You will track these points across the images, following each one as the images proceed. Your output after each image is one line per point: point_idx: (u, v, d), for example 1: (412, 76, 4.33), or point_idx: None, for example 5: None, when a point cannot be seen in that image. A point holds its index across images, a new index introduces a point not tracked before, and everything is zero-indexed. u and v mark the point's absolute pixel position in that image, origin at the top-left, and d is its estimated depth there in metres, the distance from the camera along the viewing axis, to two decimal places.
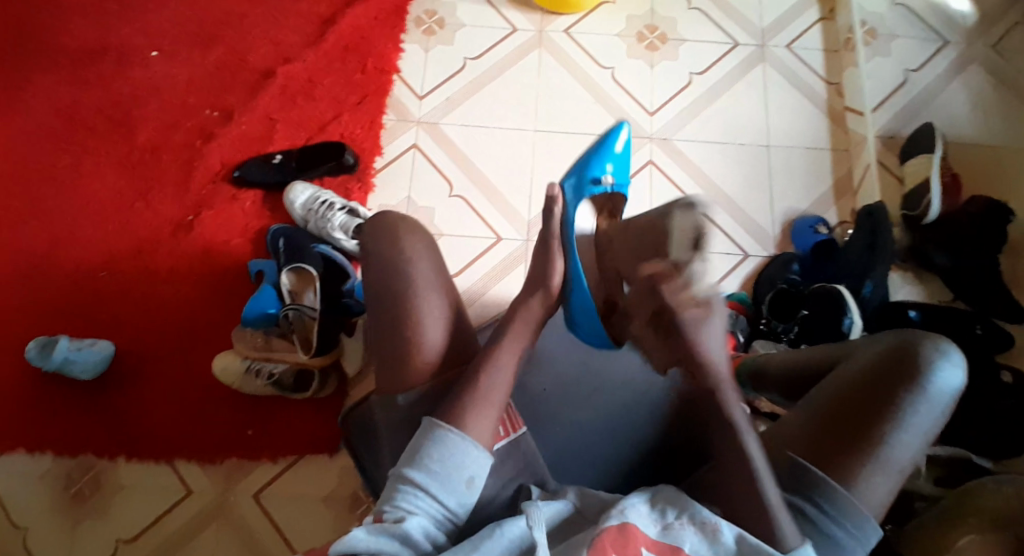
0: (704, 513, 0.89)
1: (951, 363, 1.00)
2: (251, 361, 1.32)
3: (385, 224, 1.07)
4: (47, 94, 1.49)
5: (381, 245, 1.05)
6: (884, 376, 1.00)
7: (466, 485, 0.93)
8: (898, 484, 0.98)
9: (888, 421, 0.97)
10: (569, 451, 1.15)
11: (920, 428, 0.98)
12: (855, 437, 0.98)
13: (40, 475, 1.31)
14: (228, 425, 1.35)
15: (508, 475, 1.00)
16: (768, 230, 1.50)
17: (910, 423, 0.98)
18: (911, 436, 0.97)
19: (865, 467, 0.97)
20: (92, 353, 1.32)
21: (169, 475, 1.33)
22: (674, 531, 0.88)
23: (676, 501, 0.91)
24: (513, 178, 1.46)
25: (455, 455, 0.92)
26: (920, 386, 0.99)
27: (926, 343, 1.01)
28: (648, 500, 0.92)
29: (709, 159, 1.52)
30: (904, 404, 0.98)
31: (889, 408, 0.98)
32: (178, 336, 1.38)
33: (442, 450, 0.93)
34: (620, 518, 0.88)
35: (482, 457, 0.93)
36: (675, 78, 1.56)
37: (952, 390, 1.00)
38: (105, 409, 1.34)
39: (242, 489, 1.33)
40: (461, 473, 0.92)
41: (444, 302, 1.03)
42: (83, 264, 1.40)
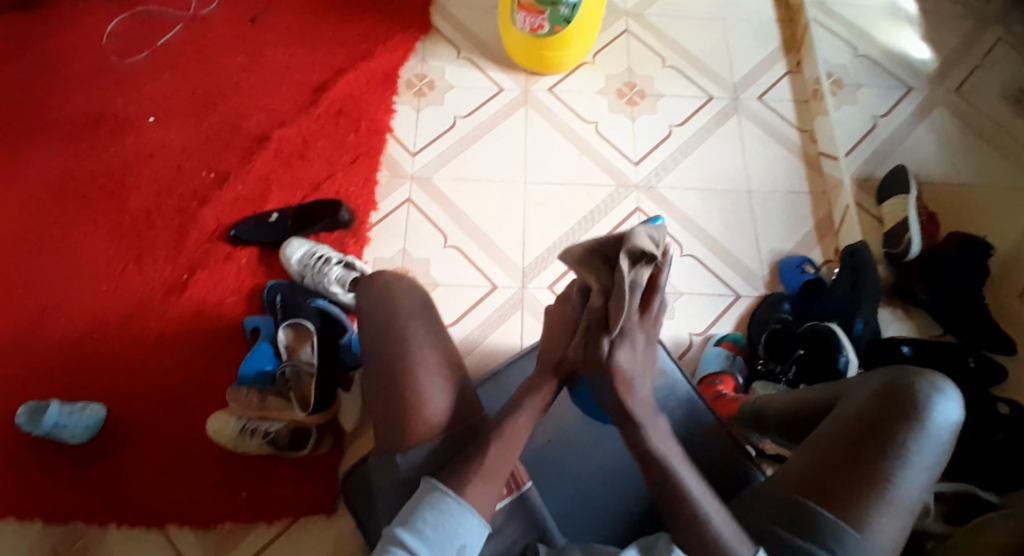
0: None
1: (947, 399, 1.02)
2: (246, 421, 1.30)
3: (378, 288, 1.10)
4: (44, 163, 1.51)
5: (381, 308, 1.07)
6: (883, 415, 1.01)
7: (458, 554, 0.92)
8: (906, 524, 0.97)
9: (890, 459, 0.98)
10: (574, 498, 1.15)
11: (922, 465, 0.98)
12: (860, 476, 0.98)
13: (24, 547, 1.26)
14: (223, 486, 1.31)
15: (512, 533, 1.03)
16: (756, 270, 1.53)
17: (912, 462, 0.98)
18: (916, 474, 0.98)
19: (873, 506, 0.96)
20: (83, 417, 1.29)
21: (161, 542, 1.28)
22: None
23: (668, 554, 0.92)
24: (505, 229, 1.49)
25: (451, 521, 0.92)
26: (920, 422, 1.00)
27: (922, 380, 1.03)
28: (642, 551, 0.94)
29: (694, 206, 1.56)
30: (905, 442, 0.99)
31: (891, 445, 0.99)
32: (173, 397, 1.35)
33: (435, 514, 0.93)
34: None
35: (478, 526, 0.93)
36: (656, 130, 1.62)
37: (950, 426, 1.01)
38: (96, 474, 1.30)
39: (236, 554, 1.28)
40: (452, 544, 0.91)
41: (443, 361, 1.05)
42: (76, 328, 1.39)
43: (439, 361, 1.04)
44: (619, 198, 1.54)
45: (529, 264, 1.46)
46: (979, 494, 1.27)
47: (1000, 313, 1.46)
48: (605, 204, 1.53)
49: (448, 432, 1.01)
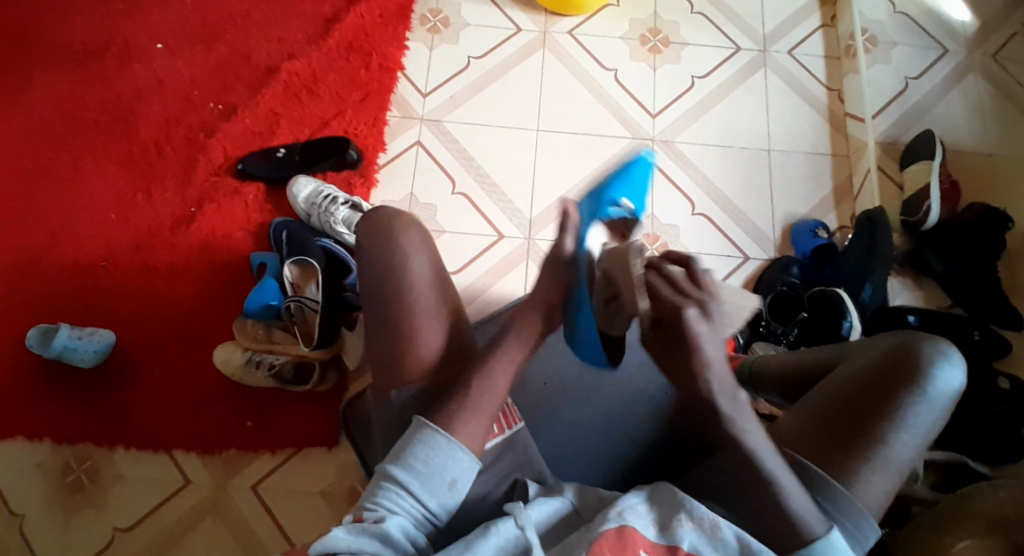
0: (701, 509, 0.91)
1: (952, 365, 1.01)
2: (252, 353, 1.33)
3: (376, 222, 1.07)
4: (54, 86, 1.51)
5: (380, 243, 1.06)
6: (885, 378, 1.01)
7: (450, 487, 0.94)
8: (895, 484, 0.99)
9: (888, 421, 0.99)
10: (568, 447, 1.16)
11: (918, 428, 0.99)
12: (856, 437, 0.99)
13: (37, 464, 1.31)
14: (227, 416, 1.35)
15: (504, 469, 1.03)
16: (768, 234, 1.51)
17: (909, 425, 0.99)
18: (910, 437, 0.99)
19: (864, 467, 0.98)
20: (92, 342, 1.33)
21: (166, 466, 1.33)
22: (673, 530, 0.90)
23: (675, 498, 0.93)
24: (515, 178, 1.48)
25: (440, 457, 0.93)
26: (921, 387, 0.99)
27: (928, 344, 1.02)
28: (647, 500, 0.93)
29: (710, 163, 1.53)
30: (904, 406, 0.99)
31: (890, 408, 0.99)
32: (177, 327, 1.38)
33: (426, 450, 0.94)
34: (619, 522, 0.90)
35: (468, 461, 0.94)
36: (676, 81, 1.57)
37: (952, 392, 1.01)
38: (104, 400, 1.34)
39: (240, 480, 1.33)
40: (443, 478, 0.93)
41: (439, 300, 1.05)
42: (85, 256, 1.41)
43: (436, 300, 1.04)
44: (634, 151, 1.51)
45: (537, 216, 1.45)
46: (970, 464, 1.28)
47: (1014, 287, 1.44)
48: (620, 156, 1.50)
49: (436, 376, 1.02)
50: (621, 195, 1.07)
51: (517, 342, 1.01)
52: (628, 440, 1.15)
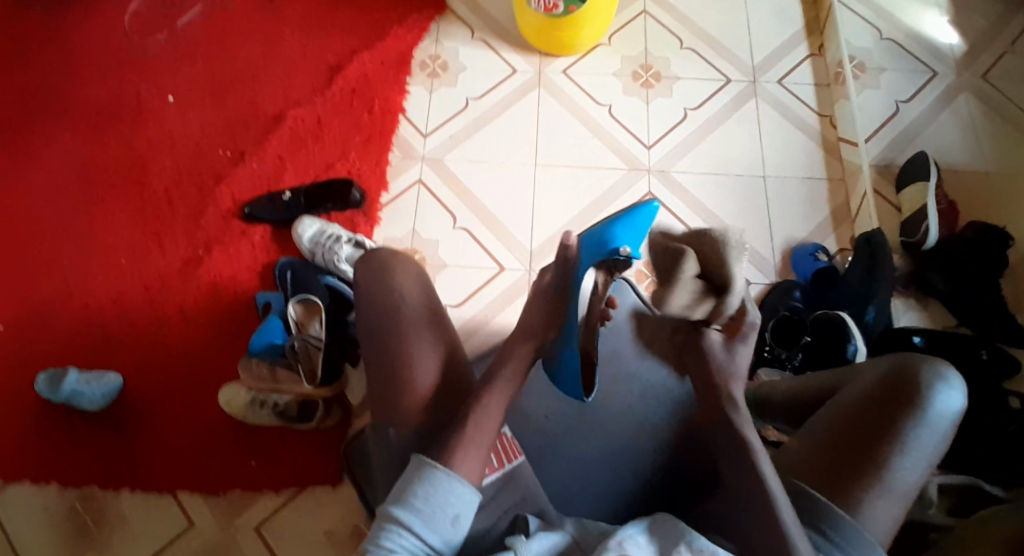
0: (700, 541, 0.90)
1: (950, 387, 1.01)
2: (256, 393, 1.34)
3: (374, 266, 1.12)
4: (69, 140, 1.56)
5: (377, 280, 1.11)
6: (884, 403, 1.01)
7: (453, 523, 0.93)
8: (901, 510, 0.98)
9: (889, 446, 0.98)
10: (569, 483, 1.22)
11: (921, 452, 0.98)
12: (859, 463, 0.98)
13: (43, 509, 1.31)
14: (234, 455, 1.35)
15: (504, 504, 1.04)
16: (768, 258, 1.52)
17: (911, 449, 0.98)
18: (913, 461, 0.98)
19: (869, 492, 0.97)
20: (100, 386, 1.34)
21: (172, 508, 1.32)
22: None
23: (674, 533, 0.92)
24: (515, 212, 1.50)
25: (442, 492, 0.93)
26: (920, 411, 1.00)
27: (925, 368, 1.02)
28: (646, 531, 0.92)
29: (706, 190, 1.55)
30: (906, 430, 0.99)
31: (890, 432, 0.99)
32: (185, 369, 1.40)
33: (427, 488, 0.94)
34: (619, 552, 0.89)
35: (470, 496, 0.94)
36: (671, 113, 1.61)
37: (952, 414, 1.01)
38: (112, 442, 1.35)
39: (244, 521, 1.32)
40: (444, 516, 0.93)
41: (435, 328, 1.07)
42: (94, 301, 1.43)
43: (431, 329, 1.07)
44: (630, 181, 1.54)
45: (537, 248, 1.47)
46: (986, 485, 1.26)
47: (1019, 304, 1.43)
48: (616, 187, 1.53)
49: (433, 409, 1.03)
50: (622, 242, 1.05)
51: (511, 370, 1.04)
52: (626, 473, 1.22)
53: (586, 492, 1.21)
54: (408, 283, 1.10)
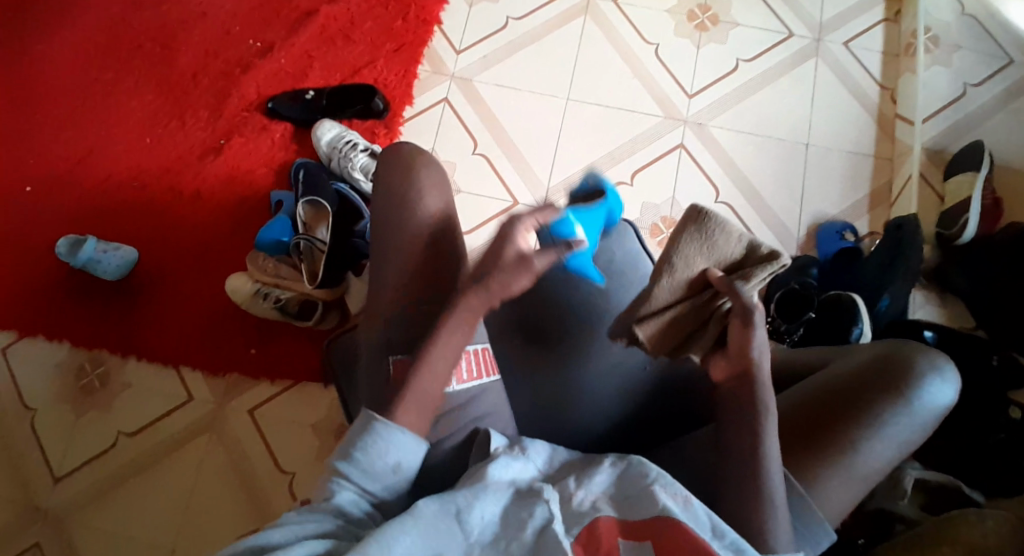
0: (675, 486, 0.87)
1: (944, 382, 0.97)
2: (260, 285, 1.39)
3: (399, 157, 1.05)
4: (105, 9, 1.56)
5: (393, 178, 1.04)
6: (870, 384, 0.97)
7: (394, 470, 0.88)
8: (858, 491, 0.96)
9: (863, 426, 0.95)
10: (547, 406, 1.07)
11: (894, 438, 0.96)
12: (827, 437, 0.96)
13: (54, 365, 1.41)
14: (233, 342, 1.42)
15: (468, 416, 0.98)
16: (792, 230, 1.46)
17: (884, 433, 0.96)
18: (883, 446, 0.95)
19: (829, 470, 0.94)
20: (115, 257, 1.40)
21: (173, 381, 1.41)
22: (647, 502, 0.86)
23: (647, 475, 0.89)
24: (538, 147, 1.48)
25: (380, 443, 0.88)
26: (904, 398, 0.96)
27: (922, 357, 0.99)
28: (618, 477, 0.89)
29: (739, 151, 1.50)
30: (884, 414, 0.96)
31: (867, 415, 0.96)
32: (194, 253, 1.45)
33: (368, 439, 0.88)
34: (593, 513, 0.85)
35: (414, 444, 0.89)
36: (720, 62, 1.53)
37: (938, 408, 0.97)
38: (119, 313, 1.43)
39: (237, 403, 1.40)
40: (388, 463, 0.88)
41: (448, 244, 1.02)
42: (117, 175, 1.48)
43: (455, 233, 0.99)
44: (663, 131, 1.50)
45: (555, 186, 1.46)
46: (965, 489, 1.22)
47: None
48: (648, 135, 1.50)
49: (433, 308, 0.99)
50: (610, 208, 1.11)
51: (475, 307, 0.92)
52: (604, 414, 1.07)
53: (562, 419, 1.06)
54: (429, 181, 1.03)
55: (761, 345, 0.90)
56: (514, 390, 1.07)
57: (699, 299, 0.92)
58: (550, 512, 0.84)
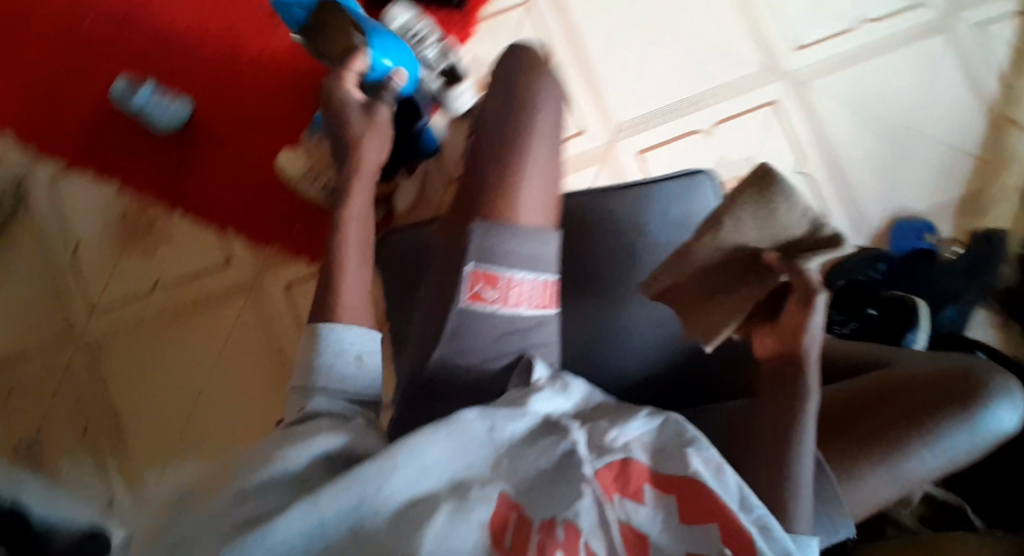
0: (710, 450, 0.85)
1: (1014, 407, 0.93)
2: (311, 167, 1.36)
3: (519, 64, 1.03)
4: None
5: (506, 112, 1.00)
6: (939, 392, 0.93)
7: (358, 363, 0.93)
8: (895, 493, 0.93)
9: (919, 431, 0.92)
10: (594, 341, 1.06)
11: (947, 450, 0.92)
12: (878, 433, 0.93)
13: (100, 204, 1.43)
14: (277, 218, 1.42)
15: (524, 341, 0.97)
16: (867, 220, 1.37)
17: (938, 444, 0.92)
18: (934, 456, 0.92)
19: (871, 466, 0.92)
20: (169, 108, 1.38)
21: (213, 242, 1.43)
22: (680, 460, 0.85)
23: (683, 434, 0.87)
24: (618, 76, 1.39)
25: (331, 345, 0.92)
26: (969, 414, 0.92)
27: (998, 379, 0.94)
28: (655, 431, 0.88)
29: (835, 123, 1.39)
30: (945, 425, 0.92)
31: (926, 421, 0.92)
32: (251, 120, 1.43)
33: (320, 349, 0.92)
34: (625, 453, 0.85)
35: (370, 335, 0.95)
36: (836, 18, 1.39)
37: (1000, 431, 0.93)
38: (168, 165, 1.42)
39: (274, 276, 1.42)
40: (353, 352, 0.93)
41: (552, 159, 1.00)
42: (184, 21, 1.43)
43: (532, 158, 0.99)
44: (758, 83, 1.39)
45: (628, 121, 1.38)
46: (970, 514, 1.21)
47: None
48: (740, 84, 1.39)
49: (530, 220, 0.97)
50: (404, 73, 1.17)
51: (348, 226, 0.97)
52: (647, 366, 1.06)
53: (606, 356, 1.06)
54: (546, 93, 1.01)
55: (815, 332, 0.88)
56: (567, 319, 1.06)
57: (742, 263, 0.91)
58: (574, 450, 0.85)
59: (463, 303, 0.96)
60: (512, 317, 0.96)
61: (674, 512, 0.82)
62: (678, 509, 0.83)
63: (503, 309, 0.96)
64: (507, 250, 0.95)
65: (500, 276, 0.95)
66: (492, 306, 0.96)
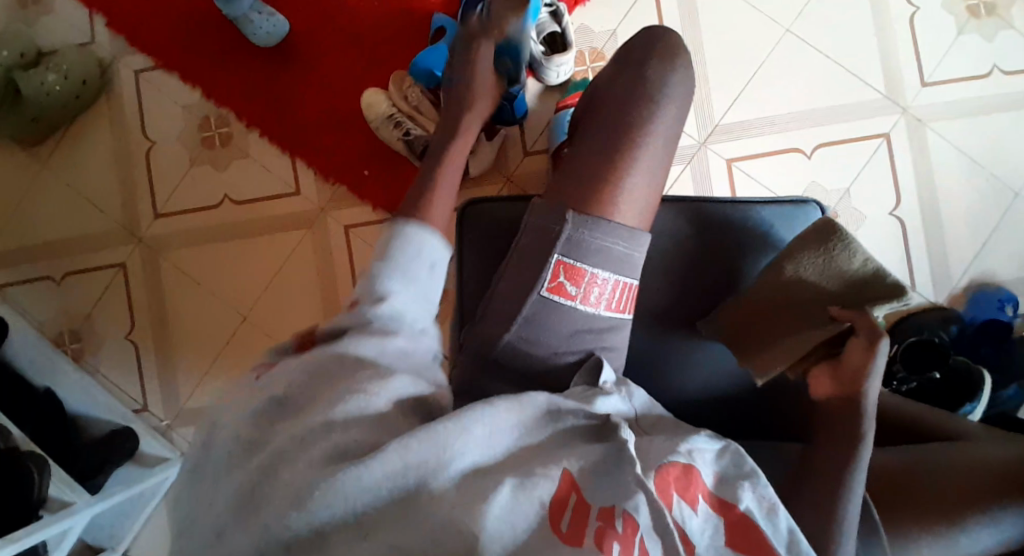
0: (766, 488, 0.81)
1: None
2: (395, 111, 1.35)
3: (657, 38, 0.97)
4: None
5: (627, 99, 0.94)
6: (1009, 476, 0.90)
7: (432, 269, 0.87)
8: None
9: (981, 510, 0.89)
10: (662, 351, 1.03)
11: (1008, 534, 0.88)
12: (936, 505, 0.90)
13: (183, 107, 1.43)
14: (350, 155, 1.41)
15: (594, 339, 0.92)
16: (951, 277, 1.30)
17: (999, 526, 0.88)
18: (993, 537, 0.89)
19: (923, 537, 0.89)
20: (267, 23, 1.35)
21: (285, 168, 1.42)
22: (732, 490, 0.81)
23: (743, 466, 0.83)
24: (726, 76, 1.33)
25: (411, 243, 0.86)
26: None
27: None
28: (718, 453, 0.84)
29: (944, 170, 1.31)
30: (1009, 508, 0.88)
31: (991, 502, 0.89)
32: (346, 50, 1.41)
33: (401, 243, 0.86)
34: (687, 459, 0.81)
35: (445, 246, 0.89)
36: (972, 61, 1.32)
37: None
38: (257, 78, 1.42)
39: (337, 215, 1.41)
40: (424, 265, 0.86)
41: (661, 162, 0.94)
42: None
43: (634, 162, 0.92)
44: (871, 112, 1.32)
45: (725, 125, 1.32)
46: None
47: None
48: (850, 110, 1.32)
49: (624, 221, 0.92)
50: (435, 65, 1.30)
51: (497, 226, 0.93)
52: (708, 386, 1.02)
53: (672, 371, 1.03)
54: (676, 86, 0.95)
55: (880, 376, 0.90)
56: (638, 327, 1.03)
57: (810, 300, 0.97)
58: (626, 446, 0.79)
59: (542, 293, 0.91)
60: (589, 316, 0.91)
61: (721, 534, 0.78)
62: (725, 531, 0.78)
63: (582, 306, 0.91)
64: (600, 246, 0.90)
65: (584, 272, 0.91)
66: (572, 301, 0.91)
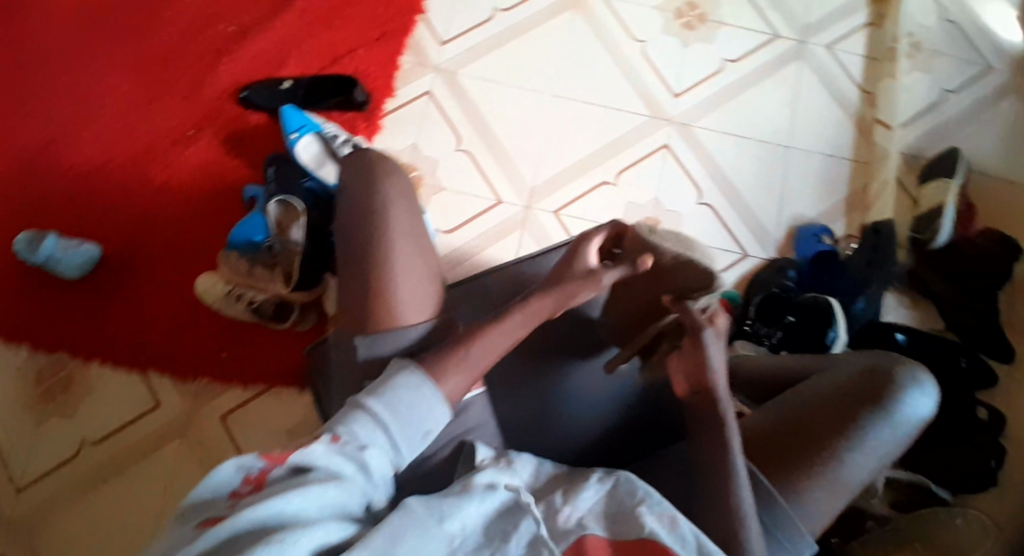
0: (662, 505, 0.83)
1: (924, 394, 0.98)
2: (233, 287, 1.33)
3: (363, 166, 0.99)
4: None
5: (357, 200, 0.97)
6: (854, 397, 0.97)
7: (422, 438, 0.82)
8: (841, 502, 0.95)
9: (845, 436, 0.95)
10: (532, 408, 1.00)
11: (875, 451, 0.95)
12: (811, 448, 0.95)
13: (14, 369, 1.34)
14: (204, 343, 1.37)
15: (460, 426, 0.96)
16: (772, 233, 1.47)
17: (866, 446, 0.95)
18: (865, 458, 0.95)
19: (813, 483, 0.93)
20: (78, 254, 1.34)
21: (140, 386, 1.35)
22: (635, 520, 0.81)
23: (637, 493, 0.84)
24: (520, 143, 1.46)
25: (407, 396, 0.82)
26: (886, 410, 0.96)
27: (903, 371, 0.99)
28: (609, 491, 0.84)
29: (725, 153, 1.50)
30: (866, 426, 0.96)
31: (850, 427, 0.95)
32: (163, 249, 1.39)
33: (405, 394, 0.82)
34: (580, 530, 0.81)
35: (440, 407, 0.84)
36: (705, 63, 1.55)
37: (917, 420, 0.98)
38: (81, 309, 1.36)
39: (209, 409, 1.35)
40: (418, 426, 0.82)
41: (424, 270, 0.96)
42: (82, 162, 1.42)
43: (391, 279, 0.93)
44: (647, 131, 1.50)
45: (538, 185, 1.45)
46: (934, 487, 1.26)
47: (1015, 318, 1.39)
48: (630, 136, 1.49)
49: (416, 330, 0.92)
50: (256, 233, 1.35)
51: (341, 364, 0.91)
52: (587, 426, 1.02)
53: (552, 424, 1.00)
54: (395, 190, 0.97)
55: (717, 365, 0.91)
56: (507, 397, 0.99)
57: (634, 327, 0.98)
58: (529, 502, 0.77)
59: None
60: None
61: None
62: None
63: None
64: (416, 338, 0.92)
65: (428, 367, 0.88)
66: None
